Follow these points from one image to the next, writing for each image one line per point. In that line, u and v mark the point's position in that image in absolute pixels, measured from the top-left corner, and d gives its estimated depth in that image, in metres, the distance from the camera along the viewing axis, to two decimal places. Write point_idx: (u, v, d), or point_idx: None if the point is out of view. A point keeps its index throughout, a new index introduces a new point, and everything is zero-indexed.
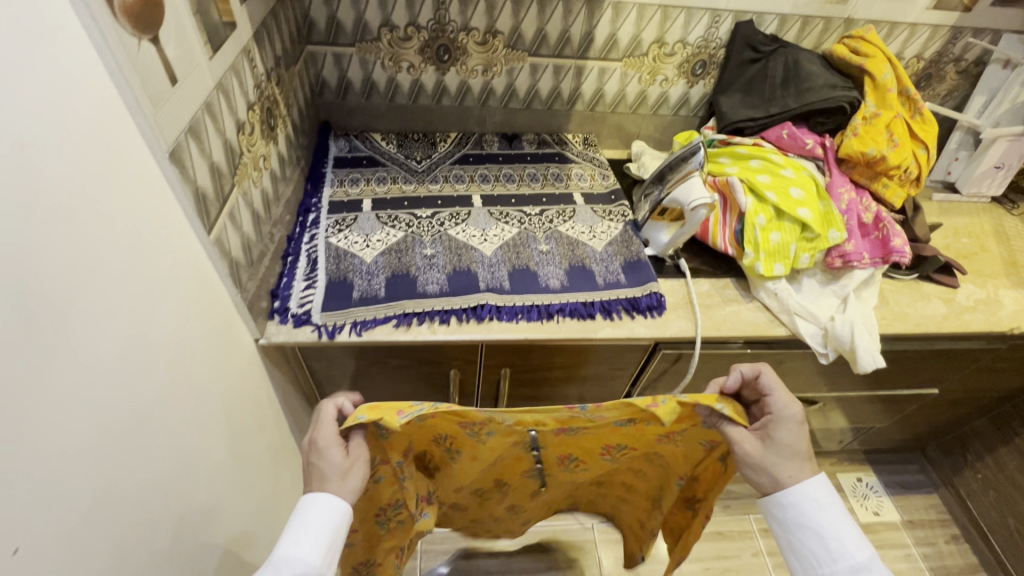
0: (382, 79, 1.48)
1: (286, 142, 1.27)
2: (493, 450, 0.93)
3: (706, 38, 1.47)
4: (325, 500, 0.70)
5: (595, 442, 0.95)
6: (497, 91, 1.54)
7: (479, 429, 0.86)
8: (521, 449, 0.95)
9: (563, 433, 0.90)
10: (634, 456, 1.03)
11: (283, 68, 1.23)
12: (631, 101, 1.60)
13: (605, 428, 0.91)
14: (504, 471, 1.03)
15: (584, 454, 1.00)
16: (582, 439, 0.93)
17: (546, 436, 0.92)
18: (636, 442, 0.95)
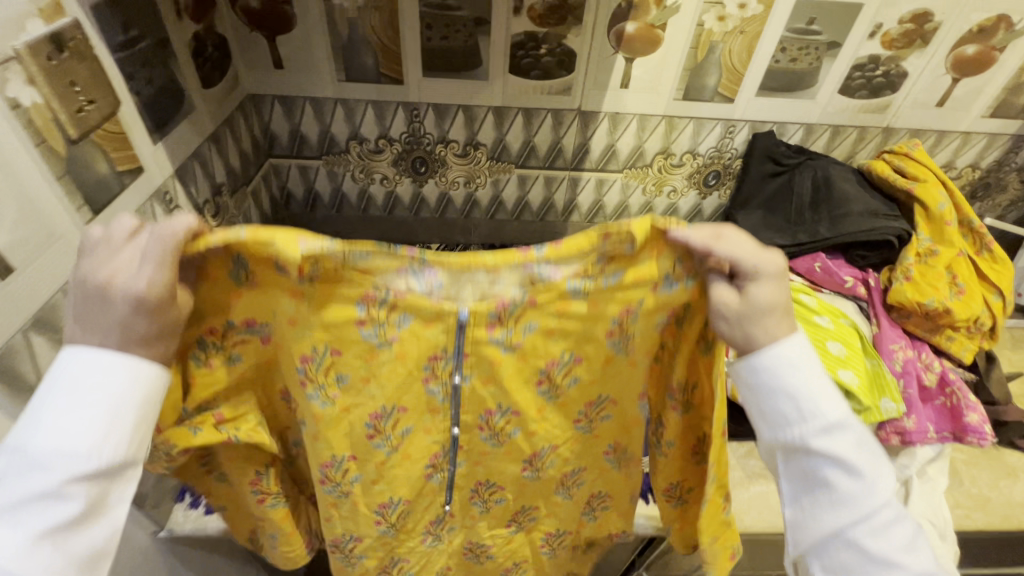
0: (354, 191, 1.33)
1: None
2: (411, 451, 0.80)
3: (719, 148, 1.28)
4: (98, 352, 0.54)
5: (501, 377, 0.72)
6: (481, 202, 1.37)
7: (384, 312, 0.65)
8: (431, 451, 0.81)
9: (486, 410, 0.77)
10: (616, 409, 0.79)
11: (229, 193, 1.08)
12: (635, 212, 1.41)
13: (565, 309, 0.66)
14: (394, 504, 0.85)
15: (495, 462, 0.84)
16: (503, 435, 0.79)
17: (469, 367, 0.71)
18: (616, 378, 0.75)
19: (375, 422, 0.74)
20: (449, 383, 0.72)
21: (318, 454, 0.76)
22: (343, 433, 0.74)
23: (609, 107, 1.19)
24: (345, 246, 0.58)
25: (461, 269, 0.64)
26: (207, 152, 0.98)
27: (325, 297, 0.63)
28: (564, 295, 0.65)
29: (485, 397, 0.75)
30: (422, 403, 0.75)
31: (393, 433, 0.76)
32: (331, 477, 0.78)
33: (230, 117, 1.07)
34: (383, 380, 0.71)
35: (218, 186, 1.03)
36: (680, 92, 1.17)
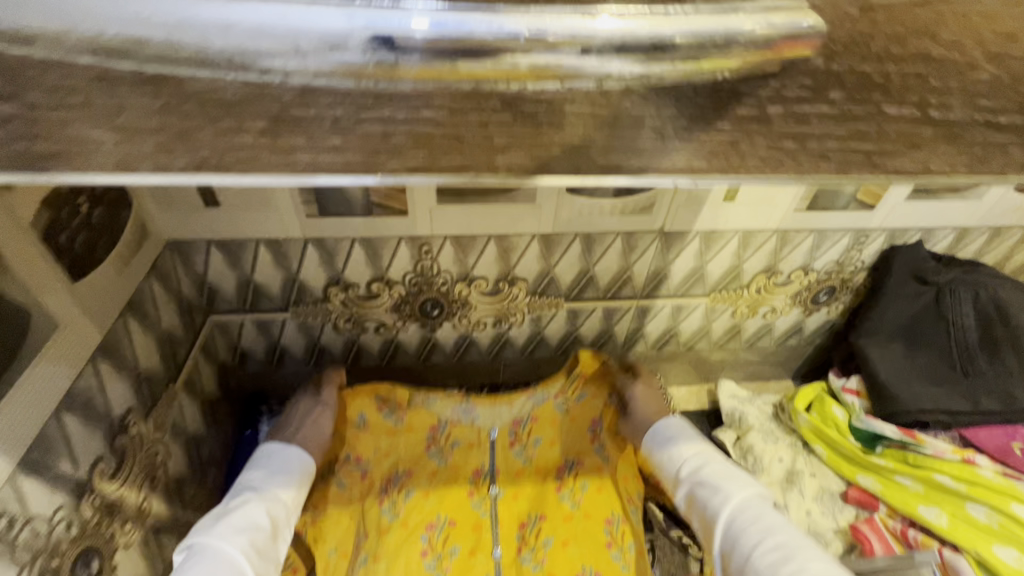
0: (337, 344, 0.95)
1: (155, 537, 0.70)
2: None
3: (840, 262, 0.95)
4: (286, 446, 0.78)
5: (529, 493, 0.91)
6: (516, 341, 1.01)
7: (444, 440, 0.94)
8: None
9: (520, 526, 0.88)
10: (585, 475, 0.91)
11: (145, 414, 0.68)
12: (718, 336, 1.07)
13: (549, 441, 0.95)
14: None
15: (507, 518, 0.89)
16: (535, 552, 0.85)
17: (502, 483, 0.92)
18: (606, 491, 0.90)
19: (431, 536, 0.85)
20: (488, 498, 0.90)
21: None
22: (413, 563, 0.82)
23: (702, 225, 0.84)
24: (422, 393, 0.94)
25: (490, 404, 0.97)
26: (93, 382, 0.58)
27: (373, 439, 0.91)
28: (555, 416, 0.97)
29: (521, 510, 0.89)
30: (471, 521, 0.88)
31: (445, 551, 0.84)
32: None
33: (136, 297, 0.67)
34: (443, 507, 0.88)
35: (121, 425, 0.63)
36: (804, 202, 0.82)
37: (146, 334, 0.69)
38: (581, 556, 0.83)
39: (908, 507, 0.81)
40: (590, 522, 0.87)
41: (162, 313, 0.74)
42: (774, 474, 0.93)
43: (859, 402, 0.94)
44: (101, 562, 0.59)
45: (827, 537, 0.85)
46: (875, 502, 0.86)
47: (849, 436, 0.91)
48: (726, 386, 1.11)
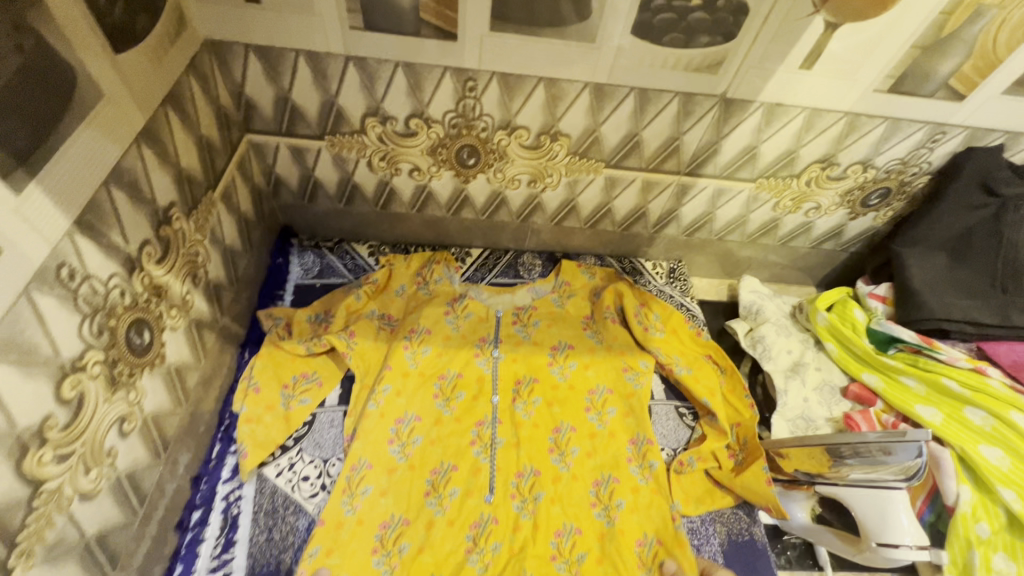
0: (370, 184, 0.95)
1: (197, 330, 0.75)
2: (464, 415, 0.90)
3: (904, 160, 0.88)
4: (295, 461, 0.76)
5: (526, 358, 0.97)
6: (548, 206, 0.99)
7: (461, 310, 1.00)
8: (480, 417, 0.90)
9: (516, 383, 0.95)
10: (578, 360, 0.98)
11: (187, 212, 0.70)
12: (753, 229, 1.04)
13: (548, 324, 1.02)
14: (399, 546, 0.77)
15: (502, 378, 0.94)
16: (526, 405, 0.92)
17: (504, 349, 0.97)
18: (596, 368, 0.97)
19: (442, 384, 0.93)
20: (492, 359, 0.96)
21: (393, 410, 0.88)
22: (426, 399, 0.91)
23: (769, 96, 0.78)
24: (445, 270, 1.04)
25: (497, 292, 1.05)
26: (138, 166, 0.59)
27: (406, 304, 1.01)
28: (552, 309, 1.05)
29: (520, 369, 0.96)
30: (475, 376, 0.94)
31: (453, 396, 0.92)
32: (399, 434, 0.87)
33: (175, 90, 0.65)
34: (454, 363, 0.95)
35: (165, 216, 0.65)
36: (889, 80, 0.75)
37: (186, 133, 0.69)
38: (561, 415, 0.92)
39: (905, 403, 0.83)
40: (573, 393, 0.94)
41: (202, 116, 0.72)
42: (781, 363, 0.97)
43: (882, 308, 0.95)
44: (151, 335, 0.64)
45: (817, 423, 0.89)
46: (874, 398, 0.88)
47: (863, 337, 0.92)
48: (748, 281, 1.08)
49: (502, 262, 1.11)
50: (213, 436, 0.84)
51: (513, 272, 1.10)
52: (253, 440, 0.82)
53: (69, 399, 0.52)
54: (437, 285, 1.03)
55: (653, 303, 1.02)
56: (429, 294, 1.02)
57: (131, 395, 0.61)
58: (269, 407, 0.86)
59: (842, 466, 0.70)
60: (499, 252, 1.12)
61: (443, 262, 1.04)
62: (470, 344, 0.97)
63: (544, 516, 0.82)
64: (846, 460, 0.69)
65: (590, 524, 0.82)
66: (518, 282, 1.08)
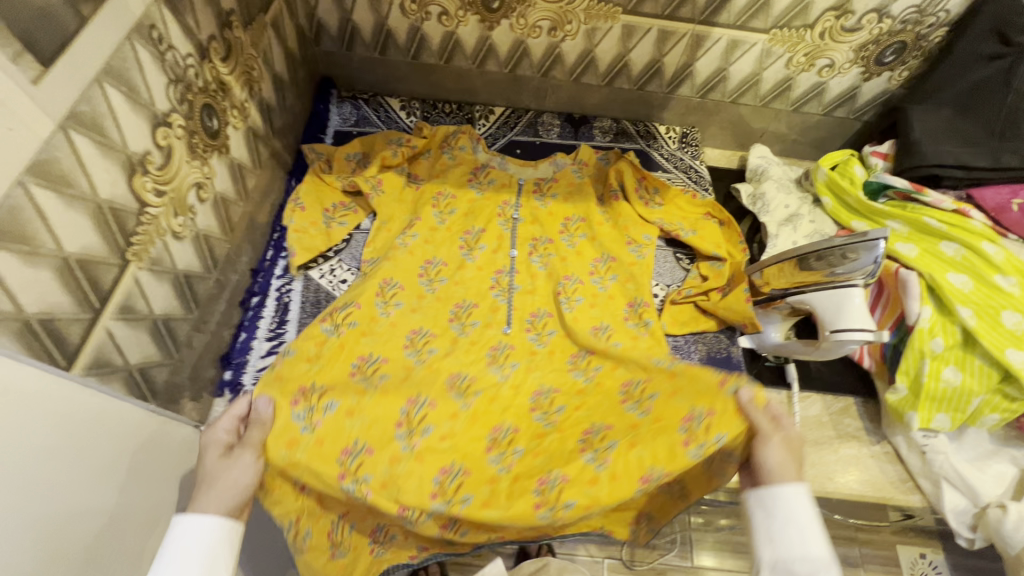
0: (402, 30, 1.02)
1: (253, 139, 0.88)
2: (485, 265, 1.00)
3: (921, 8, 0.89)
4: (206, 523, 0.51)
5: (544, 221, 1.06)
6: (567, 59, 1.05)
7: (483, 177, 1.11)
8: (500, 266, 1.00)
9: (532, 241, 1.04)
10: (589, 228, 1.05)
11: (245, 25, 0.80)
12: (766, 90, 1.08)
13: (565, 197, 1.09)
14: (428, 348, 0.88)
15: (519, 235, 1.04)
16: (542, 257, 1.02)
17: (523, 214, 1.07)
18: (601, 234, 1.04)
19: (467, 238, 1.03)
20: (512, 220, 1.06)
21: (422, 253, 0.99)
22: (451, 248, 1.01)
23: None
24: (470, 141, 1.13)
25: (521, 165, 1.13)
26: None
27: (431, 166, 1.11)
28: (572, 181, 1.11)
29: (537, 231, 1.05)
30: (496, 235, 1.04)
31: (476, 247, 1.02)
32: (428, 272, 0.97)
33: None
34: (478, 220, 1.05)
35: (228, 20, 0.75)
36: None
37: None
38: (571, 268, 1.00)
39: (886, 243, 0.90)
40: (581, 259, 1.01)
41: None
42: (777, 215, 1.03)
43: (882, 165, 0.99)
44: (219, 124, 0.76)
45: None
46: None
47: (858, 190, 0.98)
48: (757, 149, 1.14)
49: (522, 122, 1.18)
50: (266, 244, 0.98)
51: (533, 131, 1.18)
52: (300, 245, 0.95)
53: (162, 145, 0.65)
54: (461, 151, 1.12)
55: (662, 188, 1.08)
56: (453, 159, 1.11)
57: (204, 168, 0.74)
58: (313, 223, 0.98)
59: (817, 273, 0.78)
60: (520, 112, 1.19)
61: (468, 133, 1.12)
62: (490, 209, 1.07)
63: (556, 345, 0.91)
64: (821, 266, 0.77)
65: (597, 343, 0.87)
66: (542, 157, 1.15)
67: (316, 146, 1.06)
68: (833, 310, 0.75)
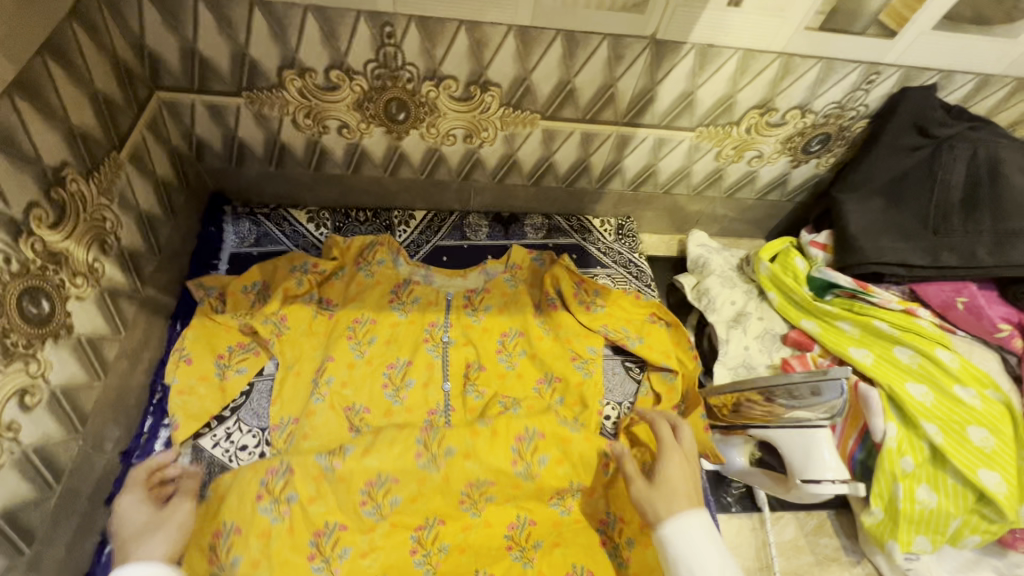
0: (299, 144, 0.91)
1: (111, 299, 0.72)
2: (415, 405, 0.88)
3: (842, 104, 0.87)
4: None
5: (478, 340, 0.96)
6: (488, 163, 0.96)
7: (406, 295, 0.98)
8: (433, 404, 0.89)
9: (468, 365, 0.93)
10: (529, 346, 0.95)
11: (86, 174, 0.66)
12: (697, 181, 1.03)
13: (499, 309, 0.99)
14: (343, 446, 0.75)
15: (454, 363, 0.92)
16: (478, 387, 0.91)
17: (454, 333, 0.96)
18: (540, 342, 0.95)
19: (391, 373, 0.90)
20: (442, 343, 0.94)
21: (340, 400, 0.86)
22: (373, 390, 0.88)
23: (701, 36, 0.75)
24: (389, 253, 1.01)
25: (448, 275, 1.03)
26: (13, 119, 0.55)
27: (346, 288, 0.98)
28: (506, 290, 1.02)
29: (470, 353, 0.94)
30: (425, 364, 0.92)
31: (402, 384, 0.89)
32: (351, 421, 0.85)
33: (56, 37, 0.60)
34: (402, 350, 0.93)
35: (56, 177, 0.61)
36: (820, 18, 0.73)
37: (76, 89, 0.64)
38: (510, 389, 0.91)
39: (839, 347, 0.85)
40: (521, 380, 0.92)
41: (95, 70, 0.67)
42: (724, 314, 0.97)
43: (822, 256, 0.96)
44: (51, 304, 0.61)
45: (758, 370, 0.91)
46: (811, 343, 0.89)
47: (803, 285, 0.93)
48: (696, 236, 1.09)
49: (447, 224, 1.08)
50: (144, 411, 0.82)
51: (459, 234, 1.08)
52: (185, 412, 0.80)
53: None
54: (379, 266, 1.00)
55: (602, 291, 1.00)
56: (370, 276, 0.99)
57: (30, 367, 0.58)
58: (203, 378, 0.84)
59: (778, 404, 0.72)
60: (443, 214, 1.09)
61: (386, 244, 1.01)
62: (415, 334, 0.95)
63: (501, 425, 0.79)
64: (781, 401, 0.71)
65: (551, 428, 0.79)
66: (471, 265, 1.05)
67: (205, 279, 0.91)
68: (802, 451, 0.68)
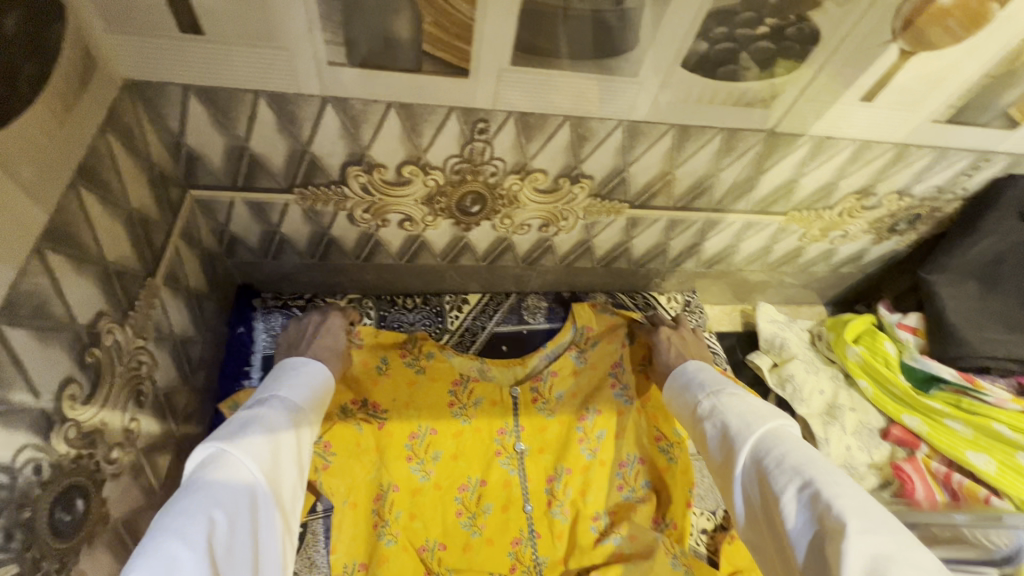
0: (351, 237, 0.79)
1: (147, 458, 0.58)
2: (496, 534, 0.79)
3: (941, 187, 0.82)
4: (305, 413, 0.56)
5: (553, 445, 0.84)
6: (559, 249, 0.87)
7: (466, 396, 0.83)
8: (515, 533, 0.79)
9: (548, 480, 0.83)
10: (612, 445, 0.84)
11: (122, 318, 0.52)
12: (774, 258, 0.97)
13: (572, 397, 0.87)
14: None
15: (531, 476, 0.82)
16: (562, 506, 0.81)
17: (527, 440, 0.84)
18: (627, 437, 0.84)
19: (465, 497, 0.80)
20: (516, 455, 0.82)
21: (415, 535, 0.76)
22: (447, 520, 0.78)
23: (820, 129, 0.68)
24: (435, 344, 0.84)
25: (503, 365, 0.87)
26: (45, 282, 0.42)
27: (394, 389, 0.81)
28: (574, 367, 0.88)
29: (548, 464, 0.83)
30: (500, 481, 0.81)
31: (479, 511, 0.79)
32: (429, 565, 0.75)
33: (89, 160, 0.47)
34: (473, 467, 0.81)
35: (91, 335, 0.47)
36: (950, 110, 0.67)
37: (110, 214, 0.51)
38: (596, 503, 0.81)
39: (955, 450, 0.79)
40: (604, 474, 0.82)
41: (128, 185, 0.54)
42: (814, 405, 0.90)
43: (914, 339, 0.90)
44: (86, 500, 0.47)
45: (860, 471, 0.84)
46: (918, 441, 0.84)
47: (900, 375, 0.88)
48: (766, 310, 1.00)
49: (504, 307, 0.97)
50: None
51: (517, 317, 0.96)
52: None
53: None
54: (430, 360, 0.83)
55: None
56: (423, 372, 0.83)
57: None
58: None
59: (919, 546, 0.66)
60: (499, 296, 0.99)
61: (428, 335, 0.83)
62: (484, 440, 0.82)
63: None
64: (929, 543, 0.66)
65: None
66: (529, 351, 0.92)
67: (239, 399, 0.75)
68: None
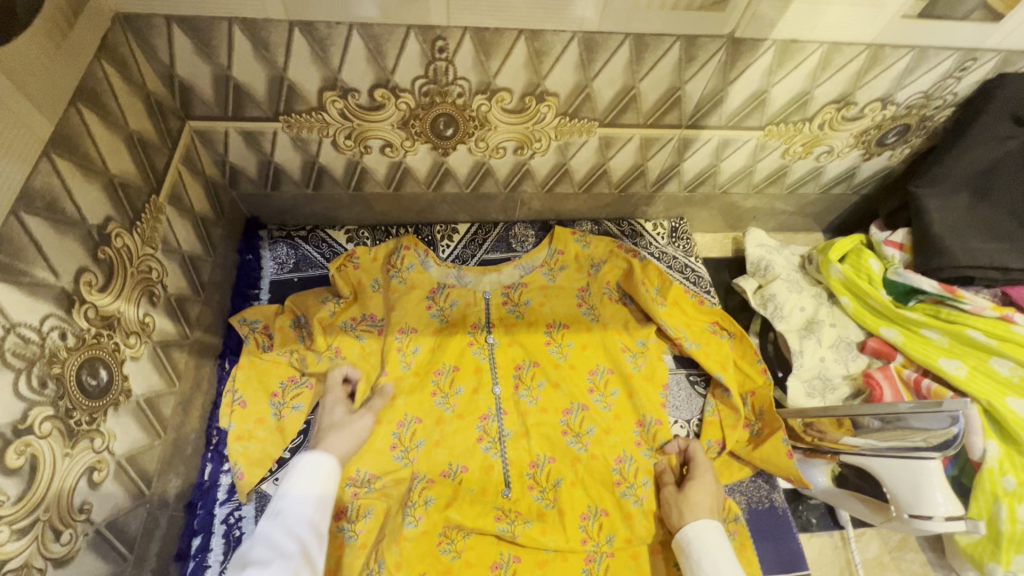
0: (338, 165, 0.85)
1: (163, 352, 0.68)
2: (466, 411, 0.84)
3: (928, 93, 0.80)
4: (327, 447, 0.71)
5: (524, 340, 0.90)
6: (538, 173, 0.90)
7: (443, 300, 0.92)
8: (484, 411, 0.85)
9: (517, 368, 0.88)
10: (579, 338, 0.91)
11: (130, 226, 0.61)
12: (759, 179, 0.97)
13: (540, 302, 0.93)
14: (424, 499, 0.77)
15: (503, 358, 0.89)
16: (531, 390, 0.86)
17: (499, 333, 0.90)
18: (596, 349, 0.90)
19: (439, 379, 0.86)
20: (487, 346, 0.89)
21: (391, 415, 0.83)
22: (423, 400, 0.84)
23: (783, 32, 0.68)
24: (417, 256, 0.93)
25: (480, 272, 0.96)
26: (54, 182, 0.50)
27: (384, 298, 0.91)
28: (543, 284, 0.95)
29: (518, 354, 0.89)
30: (471, 366, 0.88)
31: (451, 391, 0.85)
32: (401, 440, 0.82)
33: (86, 82, 0.54)
34: (447, 355, 0.87)
35: (101, 235, 0.56)
36: (921, 4, 0.65)
37: (110, 133, 0.58)
38: (568, 399, 0.86)
39: (928, 357, 0.80)
40: (576, 373, 0.88)
41: (127, 110, 0.61)
42: (793, 321, 0.92)
43: (900, 256, 0.89)
44: (109, 372, 0.57)
45: (834, 381, 0.87)
46: (894, 352, 0.85)
47: (881, 289, 0.88)
48: (754, 235, 1.00)
49: (492, 236, 1.02)
50: (202, 457, 0.79)
51: (505, 245, 1.01)
52: (247, 459, 0.77)
53: (19, 467, 0.45)
54: (410, 272, 0.92)
55: (639, 274, 0.92)
56: (404, 283, 0.91)
57: (96, 442, 0.55)
58: (260, 420, 0.80)
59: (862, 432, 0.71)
60: (488, 226, 1.03)
61: (413, 248, 0.93)
62: (459, 336, 0.89)
63: (567, 499, 0.79)
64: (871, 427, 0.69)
65: (614, 501, 0.80)
66: (502, 262, 0.99)
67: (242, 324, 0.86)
68: (908, 480, 0.66)
